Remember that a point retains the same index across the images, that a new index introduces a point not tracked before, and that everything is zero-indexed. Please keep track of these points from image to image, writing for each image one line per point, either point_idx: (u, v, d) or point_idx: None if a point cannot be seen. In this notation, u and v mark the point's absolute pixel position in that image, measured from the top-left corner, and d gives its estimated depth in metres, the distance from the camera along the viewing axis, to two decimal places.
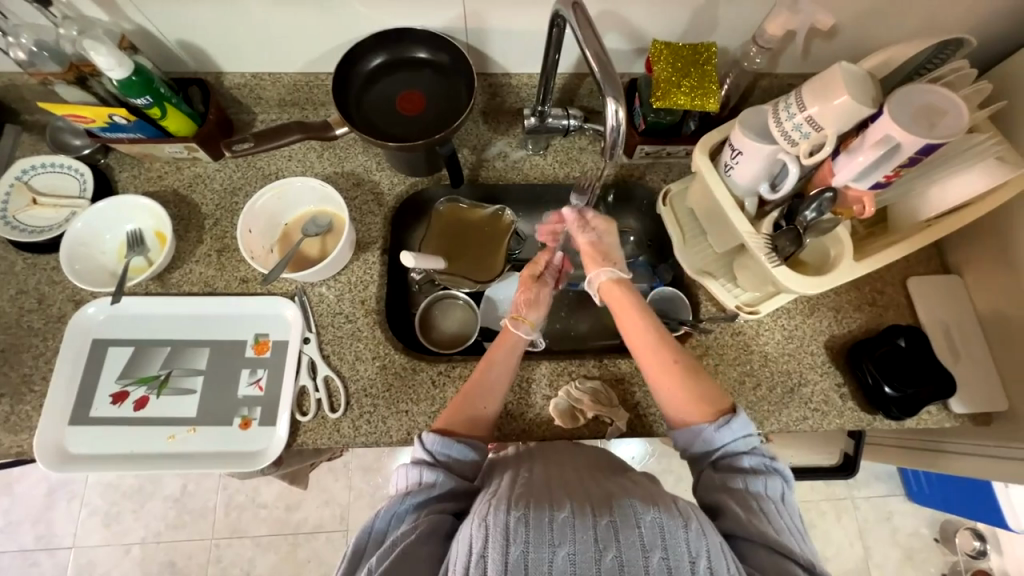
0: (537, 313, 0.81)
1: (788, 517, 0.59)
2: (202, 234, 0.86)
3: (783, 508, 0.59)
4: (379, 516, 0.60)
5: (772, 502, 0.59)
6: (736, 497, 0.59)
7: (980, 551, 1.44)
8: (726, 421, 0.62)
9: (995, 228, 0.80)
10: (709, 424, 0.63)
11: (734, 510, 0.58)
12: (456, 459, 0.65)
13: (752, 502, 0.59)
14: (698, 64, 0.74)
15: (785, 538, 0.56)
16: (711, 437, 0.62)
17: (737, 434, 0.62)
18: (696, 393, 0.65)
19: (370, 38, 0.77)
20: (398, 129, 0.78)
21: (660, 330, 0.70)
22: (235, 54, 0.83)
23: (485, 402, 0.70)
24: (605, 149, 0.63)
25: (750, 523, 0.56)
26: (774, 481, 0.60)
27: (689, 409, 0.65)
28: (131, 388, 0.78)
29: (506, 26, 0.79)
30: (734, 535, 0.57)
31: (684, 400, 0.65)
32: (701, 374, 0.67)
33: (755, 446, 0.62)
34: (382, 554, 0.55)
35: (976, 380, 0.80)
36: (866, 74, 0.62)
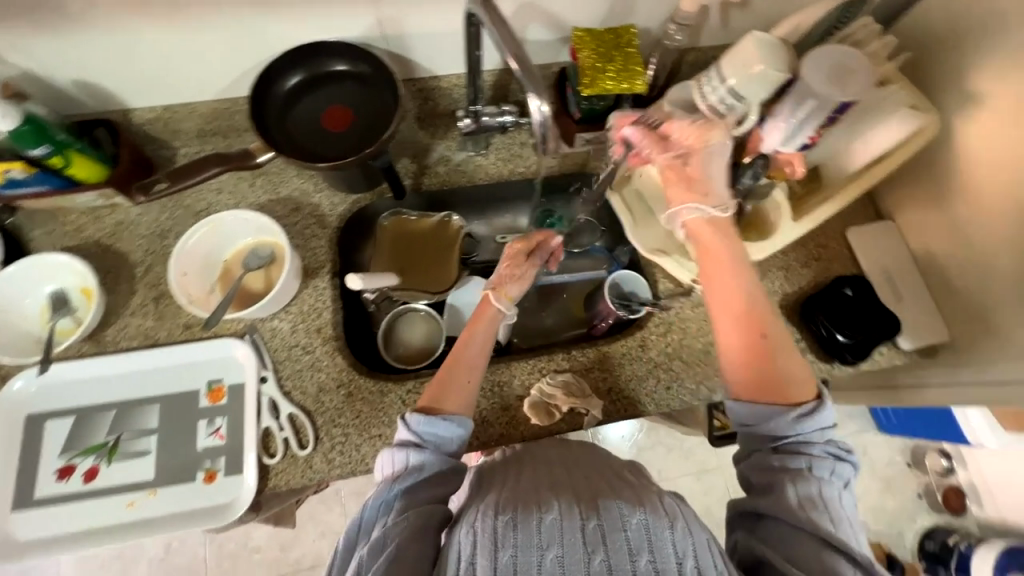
0: (517, 287, 0.77)
1: (845, 505, 0.56)
2: (134, 284, 0.80)
3: (844, 496, 0.56)
4: (367, 508, 0.60)
5: (834, 489, 0.56)
6: (795, 478, 0.56)
7: (947, 468, 1.55)
8: (811, 413, 0.58)
9: (918, 171, 0.85)
10: (793, 411, 0.57)
11: (788, 494, 0.55)
12: (442, 438, 0.63)
13: (812, 487, 0.55)
14: (620, 47, 0.74)
15: (839, 529, 0.53)
16: (789, 425, 0.57)
17: (819, 425, 0.58)
18: (784, 371, 0.59)
19: (283, 56, 0.73)
20: (327, 148, 0.75)
21: (755, 296, 0.63)
22: (140, 88, 0.78)
23: (469, 377, 0.68)
24: (537, 145, 0.62)
25: (802, 510, 0.54)
26: (843, 469, 0.57)
27: (769, 389, 0.59)
28: (77, 461, 0.73)
29: (424, 29, 0.77)
30: (772, 516, 0.55)
31: (764, 378, 0.59)
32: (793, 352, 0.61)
33: (831, 439, 0.59)
34: (373, 549, 0.56)
35: (919, 317, 0.84)
36: (777, 40, 0.63)
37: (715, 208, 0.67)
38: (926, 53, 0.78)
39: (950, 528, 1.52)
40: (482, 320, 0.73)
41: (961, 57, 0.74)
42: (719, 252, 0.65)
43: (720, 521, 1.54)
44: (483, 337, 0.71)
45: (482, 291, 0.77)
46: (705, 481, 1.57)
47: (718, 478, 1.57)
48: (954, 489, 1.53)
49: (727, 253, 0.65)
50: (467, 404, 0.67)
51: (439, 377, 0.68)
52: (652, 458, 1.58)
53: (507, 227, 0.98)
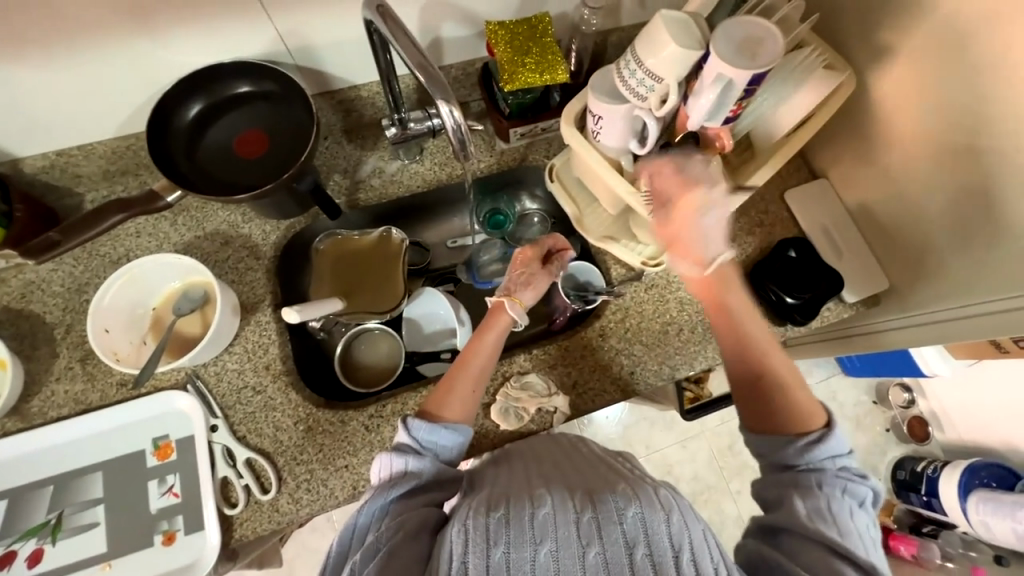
0: (529, 296, 0.78)
1: (864, 526, 0.56)
2: (55, 346, 0.74)
3: (859, 515, 0.56)
4: (361, 513, 0.60)
5: (845, 504, 0.56)
6: (804, 494, 0.57)
7: (910, 401, 1.64)
8: (823, 437, 0.59)
9: (841, 128, 0.87)
10: (803, 441, 0.59)
11: (797, 508, 0.56)
12: (440, 446, 0.65)
13: (820, 500, 0.56)
14: (537, 37, 0.73)
15: (850, 543, 0.53)
16: (797, 453, 0.59)
17: (832, 450, 0.59)
18: (788, 405, 0.62)
19: (179, 85, 0.68)
20: (245, 176, 0.71)
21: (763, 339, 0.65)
22: (26, 136, 0.71)
23: (473, 387, 0.69)
24: (456, 151, 0.61)
25: (811, 521, 0.55)
26: (857, 489, 0.57)
27: (778, 422, 0.62)
28: (17, 546, 0.67)
29: (332, 39, 0.73)
30: (786, 529, 0.56)
31: (770, 413, 0.62)
32: (797, 387, 0.63)
33: (844, 466, 0.59)
34: (365, 555, 0.55)
35: (860, 270, 0.87)
36: (687, 17, 0.63)
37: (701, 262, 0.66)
38: (834, 11, 0.80)
39: (918, 455, 1.62)
40: (495, 331, 0.73)
41: (866, 13, 0.76)
42: (717, 296, 0.67)
43: (709, 484, 1.58)
44: (490, 348, 0.72)
45: (495, 296, 0.76)
46: (690, 448, 1.61)
47: (702, 444, 1.61)
48: (918, 419, 1.63)
49: (725, 297, 0.67)
50: (467, 412, 0.68)
51: (443, 383, 0.70)
52: (638, 435, 1.61)
53: (455, 231, 0.96)
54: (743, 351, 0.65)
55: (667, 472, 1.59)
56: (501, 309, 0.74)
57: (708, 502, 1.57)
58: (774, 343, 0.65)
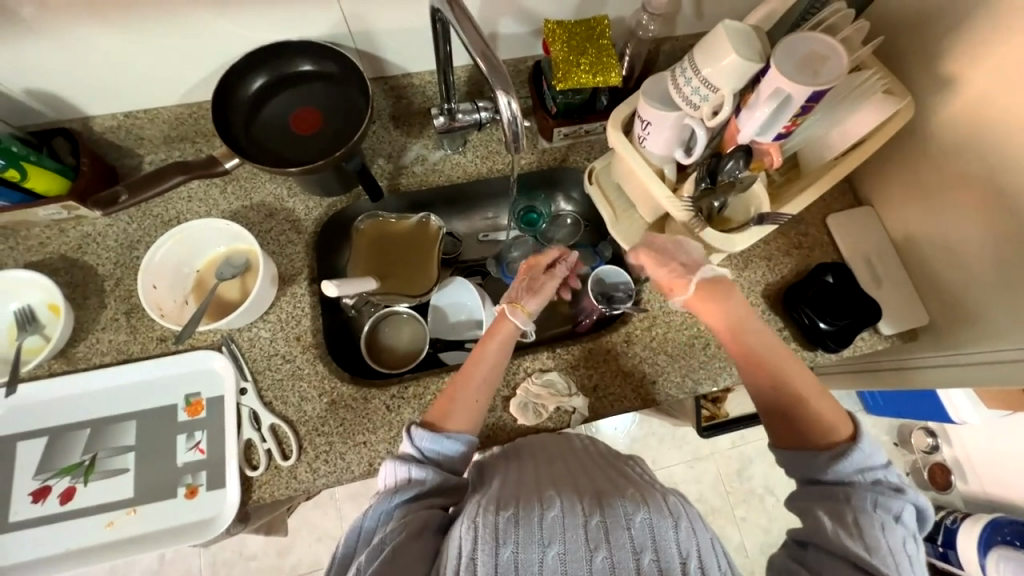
0: (533, 300, 0.75)
1: (898, 540, 0.54)
2: (104, 297, 0.78)
3: (894, 530, 0.55)
4: (367, 516, 0.60)
5: (876, 519, 0.55)
6: (829, 509, 0.57)
7: (934, 446, 1.57)
8: (845, 453, 0.59)
9: (894, 156, 0.85)
10: (828, 453, 0.60)
11: (822, 522, 0.57)
12: (445, 454, 0.65)
13: (846, 513, 0.56)
14: (594, 39, 0.73)
15: (878, 559, 0.52)
16: (823, 467, 0.60)
17: (857, 463, 0.59)
18: (812, 418, 0.62)
19: (244, 58, 0.71)
20: (297, 152, 0.73)
21: (781, 355, 0.65)
22: (99, 95, 0.75)
23: (477, 397, 0.69)
24: (508, 143, 0.61)
25: (835, 536, 0.55)
26: (891, 503, 0.56)
27: (802, 436, 0.62)
28: (52, 482, 0.71)
29: (393, 26, 0.75)
30: (812, 544, 0.57)
31: (794, 428, 0.63)
32: (817, 398, 0.63)
33: (876, 478, 0.58)
34: (371, 554, 0.56)
35: (898, 301, 0.85)
36: (749, 29, 0.63)
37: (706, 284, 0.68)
38: (899, 36, 0.78)
39: (937, 504, 1.56)
40: (501, 339, 0.72)
41: (931, 40, 0.74)
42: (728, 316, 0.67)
43: (714, 507, 1.56)
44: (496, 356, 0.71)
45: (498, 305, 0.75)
46: (698, 468, 1.58)
47: (711, 465, 1.59)
48: (939, 465, 1.57)
49: (739, 318, 0.67)
50: (470, 420, 0.68)
51: (445, 392, 0.69)
52: (645, 449, 1.59)
53: (488, 225, 0.97)
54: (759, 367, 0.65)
55: None
56: (504, 319, 0.73)
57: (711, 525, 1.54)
58: (785, 360, 0.65)
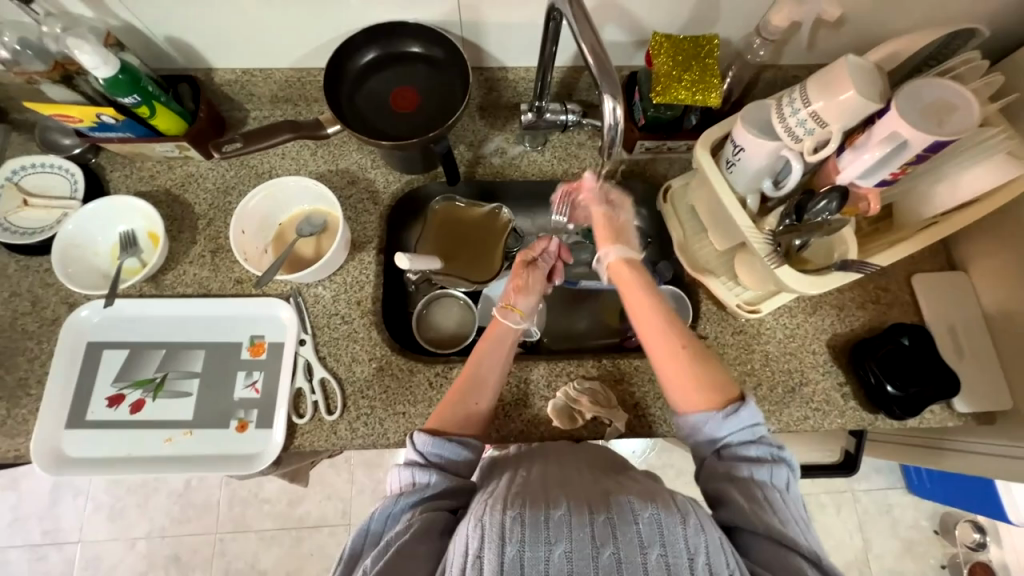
0: (526, 301, 0.79)
1: (793, 505, 0.58)
2: (196, 234, 0.85)
3: (788, 498, 0.58)
4: (373, 518, 0.60)
5: (776, 491, 0.58)
6: (738, 483, 0.58)
7: (979, 543, 1.44)
8: (734, 409, 0.61)
9: (1002, 223, 0.78)
10: (718, 412, 0.61)
11: (737, 501, 0.57)
12: (449, 459, 0.64)
13: (756, 490, 0.58)
14: (699, 57, 0.72)
15: (790, 529, 0.55)
16: (716, 425, 0.61)
17: (745, 423, 0.61)
18: (702, 377, 0.64)
19: (360, 33, 0.75)
20: (392, 126, 0.77)
21: (669, 318, 0.68)
22: (225, 50, 0.82)
23: (475, 397, 0.69)
24: (602, 148, 0.61)
25: (755, 513, 0.56)
26: (780, 470, 0.59)
27: (698, 397, 0.63)
28: (126, 392, 0.78)
29: (502, 19, 0.77)
30: (741, 529, 0.56)
31: (688, 387, 0.63)
32: (711, 361, 0.65)
33: (763, 435, 0.61)
34: (376, 556, 0.56)
35: (980, 378, 0.79)
36: (872, 68, 0.60)
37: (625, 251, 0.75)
38: None
39: None
40: (495, 337, 0.74)
41: None
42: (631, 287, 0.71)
43: None
44: (496, 357, 0.72)
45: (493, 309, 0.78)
46: None
47: None
48: (983, 566, 1.42)
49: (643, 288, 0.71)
50: (472, 424, 0.67)
51: (447, 399, 0.69)
52: (661, 478, 1.55)
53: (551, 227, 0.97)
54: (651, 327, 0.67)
55: None
56: (501, 319, 0.75)
57: None
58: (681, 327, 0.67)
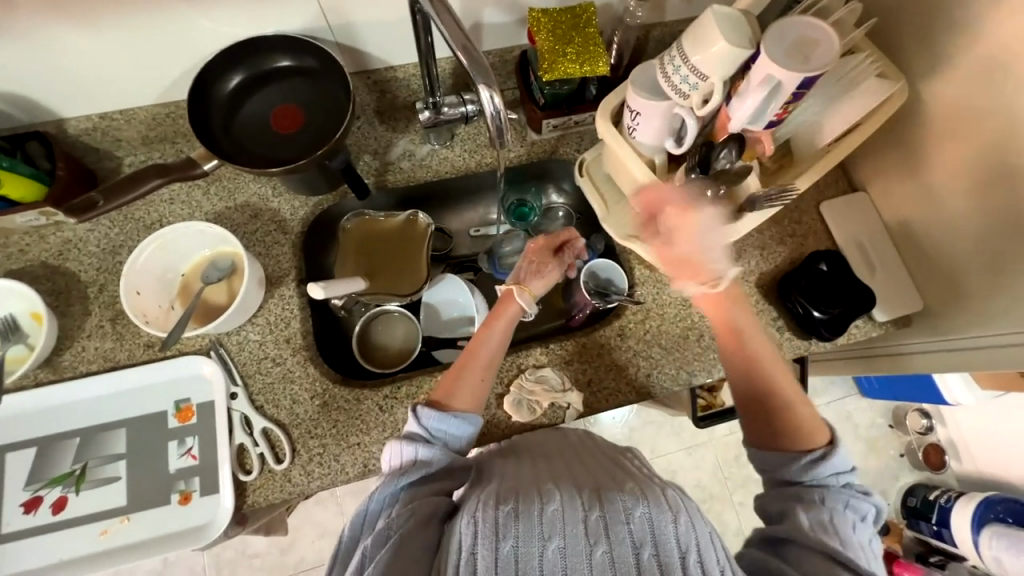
0: (539, 285, 0.78)
1: (864, 539, 0.57)
2: (88, 304, 0.77)
3: (862, 529, 0.58)
4: (373, 499, 0.60)
5: (851, 518, 0.58)
6: (809, 506, 0.58)
7: (927, 427, 1.58)
8: (827, 456, 0.61)
9: (888, 140, 0.83)
10: (807, 456, 0.62)
11: (801, 520, 0.57)
12: (452, 434, 0.65)
13: (826, 514, 0.58)
14: (580, 27, 0.71)
15: (852, 552, 0.55)
16: (802, 469, 0.62)
17: (835, 469, 0.61)
18: (792, 422, 0.65)
19: (218, 55, 0.68)
20: (279, 149, 0.72)
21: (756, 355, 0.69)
22: (72, 97, 0.73)
23: (482, 373, 0.70)
24: (492, 138, 0.60)
25: (815, 532, 0.56)
26: (860, 508, 0.59)
27: (785, 441, 0.64)
28: (43, 492, 0.70)
29: (373, 18, 0.72)
30: (792, 541, 0.57)
31: (773, 427, 0.65)
32: (801, 404, 0.66)
33: (848, 483, 0.61)
34: (376, 541, 0.56)
35: (893, 287, 0.84)
36: (737, 14, 0.61)
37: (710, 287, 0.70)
38: (891, 17, 0.76)
39: (931, 484, 1.57)
40: (505, 319, 0.74)
41: (923, 21, 0.72)
42: (722, 319, 0.71)
43: (711, 493, 1.57)
44: (498, 336, 0.73)
45: (503, 285, 0.77)
46: (695, 455, 1.59)
47: (709, 451, 1.60)
48: (934, 447, 1.57)
49: (728, 317, 0.71)
50: (477, 400, 0.68)
51: (453, 371, 0.70)
52: (644, 438, 1.60)
53: (479, 220, 0.96)
54: (746, 361, 0.69)
55: (671, 478, 1.58)
56: (511, 300, 0.75)
57: (708, 511, 1.55)
58: (775, 365, 0.68)
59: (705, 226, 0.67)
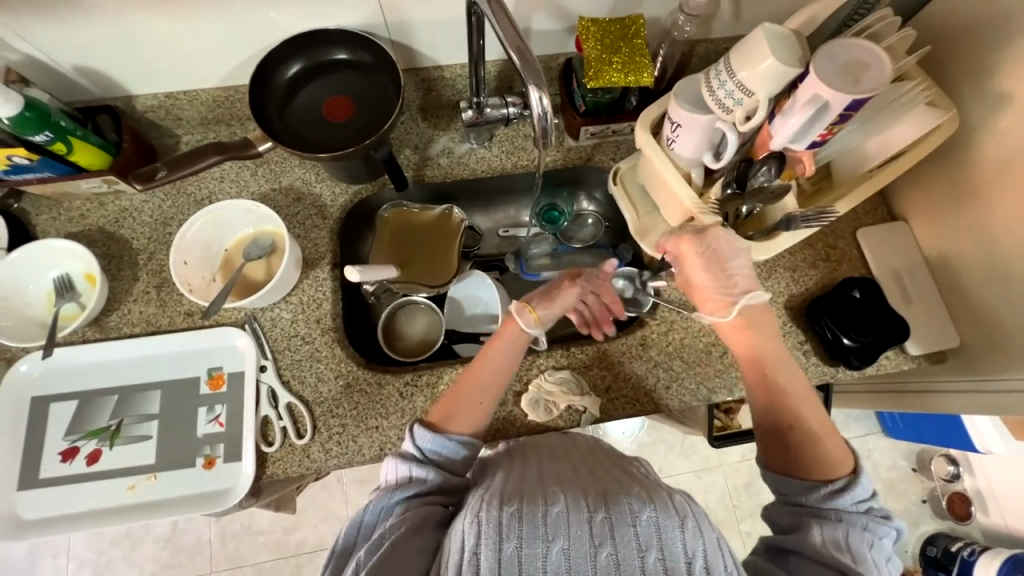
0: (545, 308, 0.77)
1: (882, 560, 0.57)
2: (137, 271, 0.81)
3: (878, 552, 0.57)
4: (368, 510, 0.60)
5: (865, 538, 0.57)
6: (822, 521, 0.59)
7: (954, 474, 1.50)
8: (846, 485, 0.60)
9: (933, 171, 0.81)
10: (830, 485, 0.61)
11: (814, 535, 0.58)
12: (446, 456, 0.65)
13: (839, 531, 0.58)
14: (627, 38, 0.73)
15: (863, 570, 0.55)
16: (823, 495, 0.60)
17: (856, 496, 0.60)
18: (810, 453, 0.63)
19: (282, 44, 0.72)
20: (328, 137, 0.75)
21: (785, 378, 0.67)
22: (143, 76, 0.78)
23: (481, 398, 0.68)
24: (536, 138, 0.61)
25: (826, 549, 0.57)
26: (876, 529, 0.58)
27: (810, 470, 0.63)
28: (81, 443, 0.74)
29: (427, 17, 0.75)
30: (796, 552, 0.58)
31: (794, 455, 0.64)
32: (824, 434, 0.64)
33: (869, 507, 0.60)
34: (370, 549, 0.56)
35: (927, 321, 0.82)
36: (788, 33, 0.62)
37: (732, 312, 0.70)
38: (947, 46, 0.75)
39: (953, 534, 1.50)
40: (508, 342, 0.72)
41: (980, 51, 0.71)
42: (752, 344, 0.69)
43: (719, 518, 1.53)
44: (502, 360, 0.71)
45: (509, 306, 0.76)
46: (704, 478, 1.56)
47: (719, 475, 1.56)
48: (959, 496, 1.50)
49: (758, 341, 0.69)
50: (474, 424, 0.67)
51: (451, 393, 0.69)
52: (653, 455, 1.58)
53: (509, 220, 0.98)
54: (769, 385, 0.67)
55: None
56: (514, 322, 0.73)
57: None
58: (801, 396, 0.66)
59: (728, 246, 0.68)
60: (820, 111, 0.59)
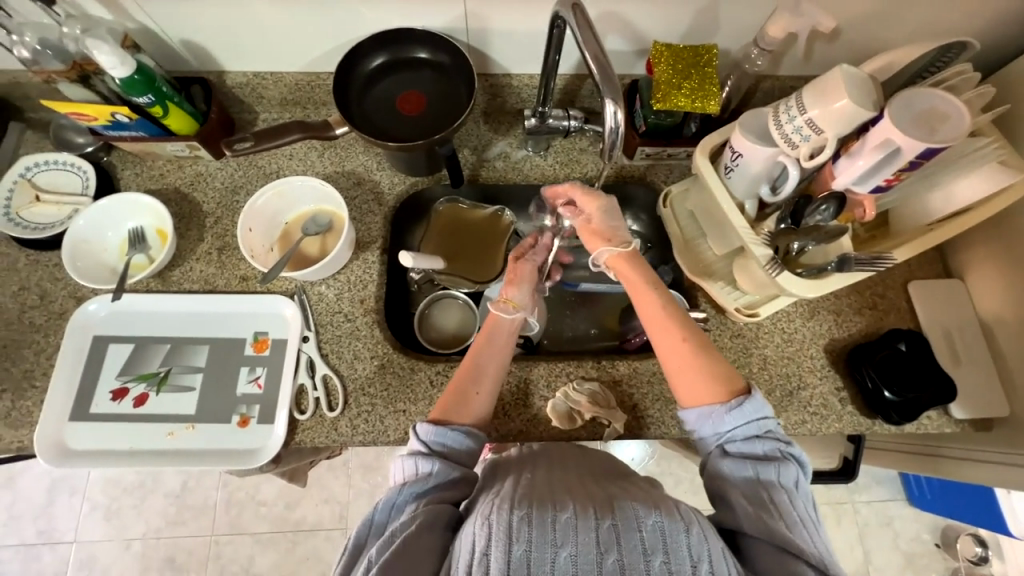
0: (520, 293, 0.79)
1: (803, 507, 0.57)
2: (203, 232, 0.86)
3: (796, 498, 0.57)
4: (378, 508, 0.60)
5: (784, 492, 0.57)
6: (746, 492, 0.57)
7: (981, 557, 1.41)
8: (739, 402, 0.61)
9: (998, 230, 0.79)
10: (722, 406, 0.61)
11: (742, 507, 0.56)
12: (451, 447, 0.63)
13: (761, 492, 0.57)
14: (699, 66, 0.74)
15: (796, 535, 0.54)
16: (722, 416, 0.61)
17: (751, 417, 0.60)
18: (710, 371, 0.64)
19: (369, 38, 0.77)
20: (398, 128, 0.79)
21: (670, 306, 0.69)
22: (237, 53, 0.84)
23: (477, 388, 0.69)
24: (603, 151, 0.63)
25: (758, 521, 0.55)
26: (787, 469, 0.58)
27: (700, 391, 0.63)
28: (131, 385, 0.79)
29: (507, 27, 0.79)
30: (743, 533, 0.56)
31: (697, 383, 0.63)
32: (711, 351, 0.65)
33: (770, 430, 0.60)
34: (381, 546, 0.55)
35: (977, 385, 0.79)
36: (864, 76, 0.62)
37: (619, 246, 0.75)
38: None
39: None
40: (493, 332, 0.74)
41: None
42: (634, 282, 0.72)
43: None
44: (497, 350, 0.73)
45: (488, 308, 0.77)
46: None
47: None
48: None
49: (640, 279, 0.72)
50: (475, 414, 0.67)
51: (450, 387, 0.69)
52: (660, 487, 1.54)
53: None
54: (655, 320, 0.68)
55: None
56: (497, 315, 0.75)
57: None
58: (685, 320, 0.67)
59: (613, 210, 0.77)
60: (891, 158, 0.60)
